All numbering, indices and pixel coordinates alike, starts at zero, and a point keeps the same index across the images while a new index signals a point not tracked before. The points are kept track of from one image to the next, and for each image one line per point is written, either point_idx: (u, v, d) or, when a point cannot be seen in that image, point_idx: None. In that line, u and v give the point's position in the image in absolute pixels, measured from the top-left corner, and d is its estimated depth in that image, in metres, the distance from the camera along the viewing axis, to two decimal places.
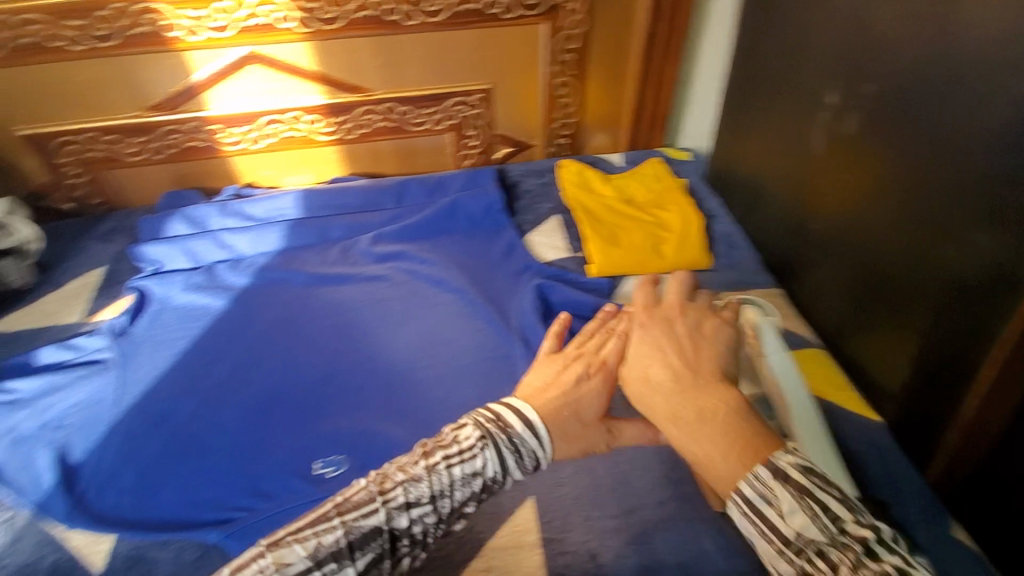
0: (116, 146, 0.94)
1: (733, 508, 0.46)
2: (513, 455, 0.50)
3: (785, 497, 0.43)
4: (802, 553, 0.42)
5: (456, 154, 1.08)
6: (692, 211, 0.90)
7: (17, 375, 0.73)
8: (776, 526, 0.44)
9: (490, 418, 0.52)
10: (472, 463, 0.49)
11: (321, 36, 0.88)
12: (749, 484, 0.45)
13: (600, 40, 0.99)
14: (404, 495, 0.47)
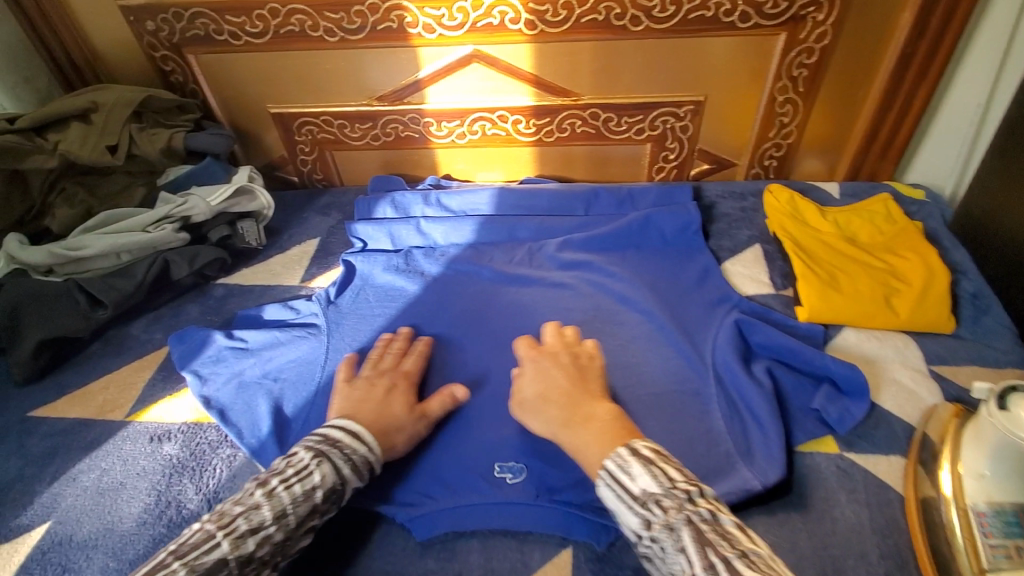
0: (344, 130, 1.03)
1: (601, 482, 0.52)
2: (348, 465, 0.57)
3: (634, 465, 0.51)
4: (647, 506, 0.49)
5: (650, 166, 1.04)
6: (937, 264, 0.78)
7: (250, 329, 0.82)
8: (628, 490, 0.50)
9: (317, 439, 0.58)
10: (310, 479, 0.54)
11: (544, 38, 0.88)
12: (613, 458, 0.53)
13: (842, 55, 0.88)
14: (261, 515, 0.51)
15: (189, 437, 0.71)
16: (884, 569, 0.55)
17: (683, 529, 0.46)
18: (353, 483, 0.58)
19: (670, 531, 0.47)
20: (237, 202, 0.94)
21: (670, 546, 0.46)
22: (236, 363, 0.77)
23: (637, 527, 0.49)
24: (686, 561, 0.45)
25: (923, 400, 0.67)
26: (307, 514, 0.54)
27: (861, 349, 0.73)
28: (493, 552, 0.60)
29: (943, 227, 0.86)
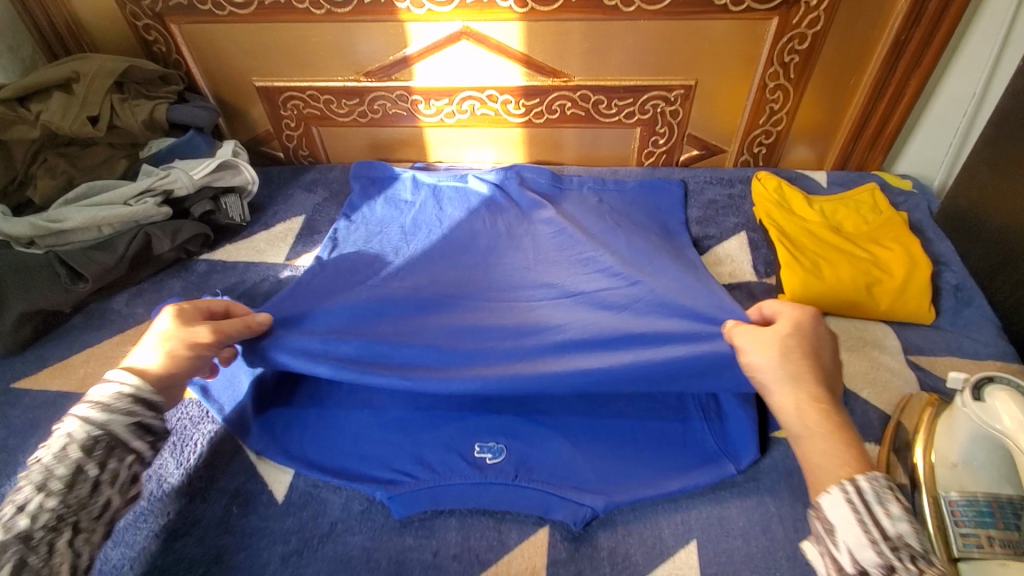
0: (331, 106, 1.02)
1: (839, 497, 0.45)
2: (99, 411, 0.51)
3: (893, 501, 0.44)
4: (898, 555, 0.42)
5: (640, 150, 1.03)
6: (919, 256, 0.78)
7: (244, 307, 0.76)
8: (885, 529, 0.43)
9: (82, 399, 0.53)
10: (59, 440, 0.49)
11: (535, 16, 0.86)
12: (868, 478, 0.45)
13: (833, 44, 0.88)
14: (21, 493, 0.47)
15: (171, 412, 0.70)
16: None
17: None
18: (126, 426, 0.51)
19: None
20: (221, 175, 0.94)
21: None
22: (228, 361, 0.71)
23: (866, 564, 0.42)
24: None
25: (901, 390, 0.67)
26: (75, 472, 0.48)
27: (841, 336, 0.73)
28: (470, 531, 0.59)
29: (928, 219, 0.87)
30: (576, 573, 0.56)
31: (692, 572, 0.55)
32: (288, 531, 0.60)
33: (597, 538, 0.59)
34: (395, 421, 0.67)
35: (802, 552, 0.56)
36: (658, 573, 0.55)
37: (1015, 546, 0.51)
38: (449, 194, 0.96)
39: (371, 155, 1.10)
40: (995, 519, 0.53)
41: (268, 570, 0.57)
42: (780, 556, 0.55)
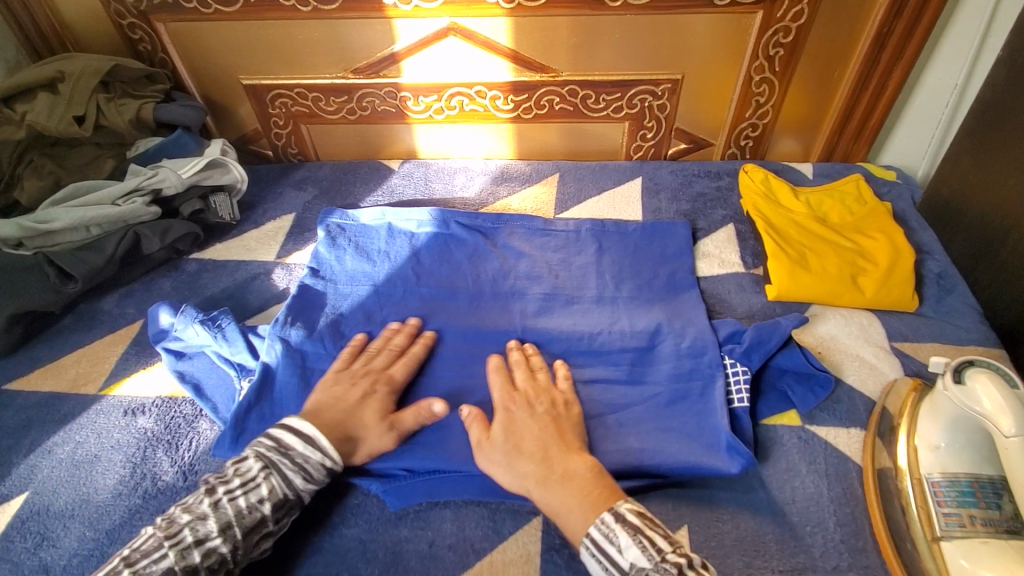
0: (319, 103, 1.02)
1: (585, 548, 0.52)
2: (298, 473, 0.57)
3: (620, 534, 0.51)
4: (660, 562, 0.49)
5: (629, 144, 1.04)
6: (902, 244, 0.80)
7: (230, 315, 0.77)
8: (615, 560, 0.50)
9: (270, 446, 0.58)
10: (257, 492, 0.55)
11: (522, 12, 0.87)
12: (596, 524, 0.52)
13: (818, 36, 0.89)
14: (207, 526, 0.52)
15: (166, 412, 0.71)
16: (841, 536, 0.57)
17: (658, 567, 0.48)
18: (310, 489, 0.58)
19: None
20: (209, 174, 0.93)
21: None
22: (228, 373, 0.73)
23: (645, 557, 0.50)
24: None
25: (886, 375, 0.68)
26: (258, 523, 0.54)
27: (828, 326, 0.74)
28: (465, 523, 0.60)
29: (911, 208, 0.88)
30: (570, 560, 0.57)
31: None
32: None
33: None
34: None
35: (789, 534, 0.57)
36: None
37: (995, 524, 0.53)
38: (420, 216, 0.93)
39: (360, 152, 1.10)
40: (977, 499, 0.55)
41: (265, 564, 0.58)
42: (768, 539, 0.57)
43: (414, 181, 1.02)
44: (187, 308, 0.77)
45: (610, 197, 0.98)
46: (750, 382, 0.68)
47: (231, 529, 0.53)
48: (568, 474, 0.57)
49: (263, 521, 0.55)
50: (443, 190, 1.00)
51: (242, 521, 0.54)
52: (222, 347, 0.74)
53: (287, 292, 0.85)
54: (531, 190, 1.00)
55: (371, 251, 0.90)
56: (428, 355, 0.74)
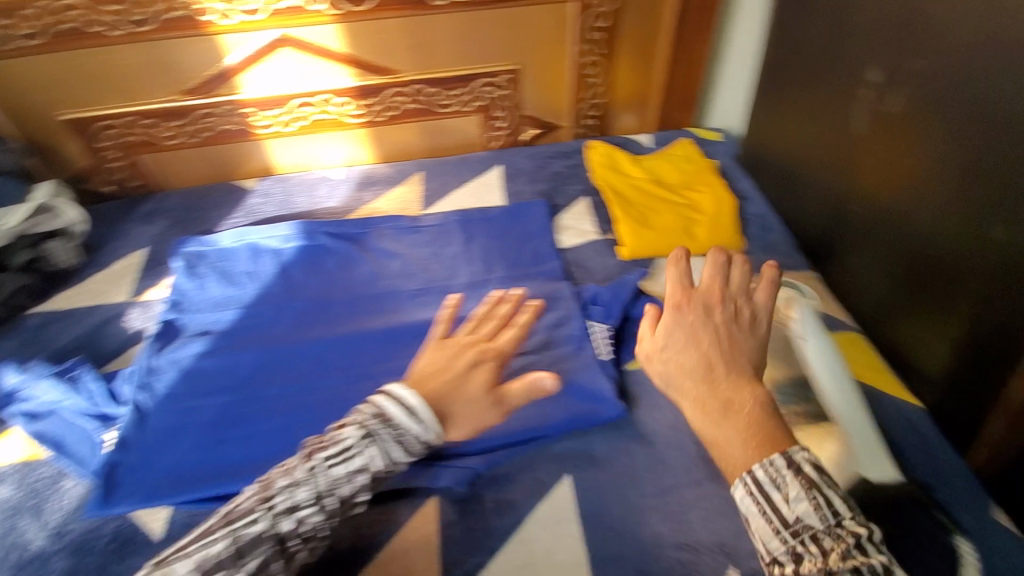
0: (156, 130, 0.96)
1: (740, 482, 0.44)
2: (398, 446, 0.51)
3: (794, 484, 0.43)
4: (801, 538, 0.41)
5: (484, 135, 1.09)
6: (725, 194, 0.91)
7: (87, 364, 0.75)
8: (777, 509, 0.43)
9: (373, 414, 0.52)
10: (355, 461, 0.50)
11: (352, 18, 0.88)
12: (763, 465, 0.44)
13: (631, 18, 0.98)
14: (300, 494, 0.48)
15: (20, 479, 0.66)
16: (699, 452, 0.64)
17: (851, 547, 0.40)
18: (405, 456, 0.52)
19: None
20: (37, 220, 0.86)
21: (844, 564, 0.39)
22: (88, 426, 0.70)
23: (811, 524, 0.42)
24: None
25: None
26: (360, 490, 0.50)
27: (673, 275, 0.84)
28: (361, 520, 0.61)
29: (732, 162, 1.00)
30: (465, 530, 0.60)
31: (570, 502, 0.61)
32: None
33: (482, 494, 0.63)
34: (275, 446, 0.67)
35: (657, 461, 0.64)
36: (539, 511, 0.61)
37: (813, 414, 0.60)
38: (283, 231, 0.92)
39: (213, 177, 1.05)
40: (795, 396, 0.62)
41: None
42: (639, 469, 0.63)
43: (274, 199, 0.99)
44: (37, 364, 0.73)
45: (474, 188, 1.02)
46: (610, 336, 0.75)
47: (323, 499, 0.49)
48: (731, 402, 0.47)
49: (359, 492, 0.50)
50: (306, 203, 0.99)
51: (337, 492, 0.49)
52: (78, 400, 0.70)
53: (145, 330, 0.81)
54: (396, 191, 1.02)
55: (235, 274, 0.87)
56: (308, 368, 0.74)
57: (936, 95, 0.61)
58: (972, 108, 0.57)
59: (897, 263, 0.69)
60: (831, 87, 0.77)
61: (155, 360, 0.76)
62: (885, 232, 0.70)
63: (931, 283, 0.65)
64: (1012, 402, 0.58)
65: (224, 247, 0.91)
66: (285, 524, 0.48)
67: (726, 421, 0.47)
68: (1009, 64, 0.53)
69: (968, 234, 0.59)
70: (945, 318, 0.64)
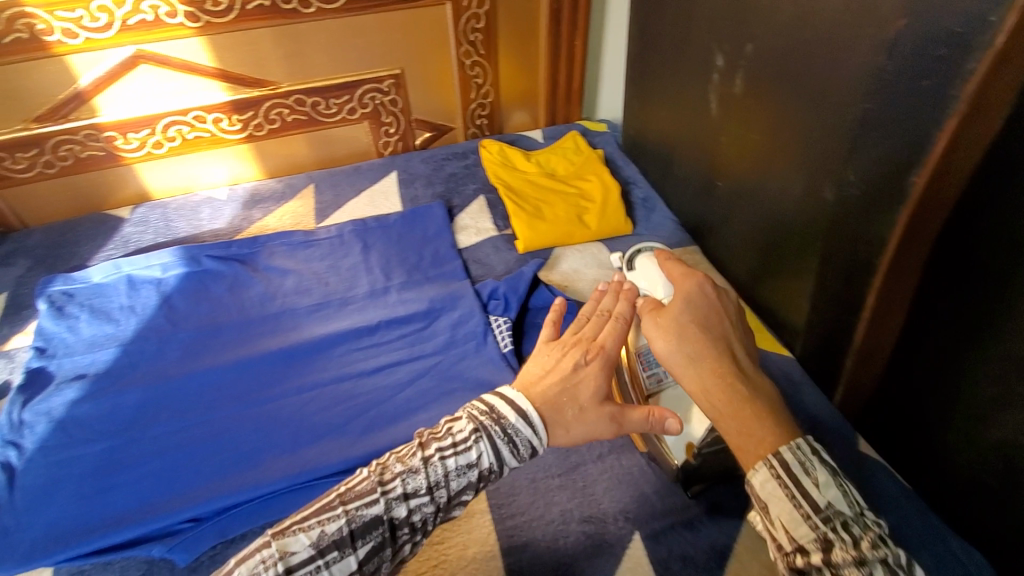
0: (4, 163, 0.88)
1: (764, 465, 0.44)
2: (509, 442, 0.50)
3: (819, 468, 0.44)
4: (831, 525, 0.41)
5: (376, 142, 1.07)
6: (611, 180, 0.95)
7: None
8: (804, 492, 0.43)
9: (483, 410, 0.51)
10: (468, 454, 0.49)
11: (214, 30, 0.84)
12: (790, 449, 0.45)
13: (504, 18, 1.00)
14: (416, 480, 0.47)
15: None
16: None
17: (875, 535, 0.41)
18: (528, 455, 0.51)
19: (857, 563, 0.39)
20: None
21: (869, 548, 0.40)
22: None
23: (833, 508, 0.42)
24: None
25: None
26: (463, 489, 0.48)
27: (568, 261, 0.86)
28: None
29: (617, 150, 1.05)
30: None
31: (478, 494, 0.62)
32: None
33: None
34: (166, 486, 0.63)
35: (561, 442, 0.66)
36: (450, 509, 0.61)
37: None
38: (163, 259, 0.86)
39: (81, 208, 0.97)
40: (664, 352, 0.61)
41: None
42: (545, 453, 0.65)
43: (152, 226, 0.93)
44: None
45: (369, 196, 1.00)
46: (511, 327, 0.77)
47: (437, 490, 0.48)
48: (754, 381, 0.50)
49: (464, 491, 0.49)
50: (188, 227, 0.93)
51: (448, 485, 0.48)
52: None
53: (11, 381, 0.74)
54: (288, 206, 0.98)
55: (111, 310, 0.81)
56: (201, 399, 0.71)
57: (770, 77, 0.67)
58: (800, 85, 0.63)
59: (765, 229, 0.75)
60: (686, 73, 0.81)
61: (20, 413, 0.70)
62: (749, 203, 0.76)
63: (789, 247, 0.71)
64: (860, 347, 0.64)
65: (97, 282, 0.84)
66: (400, 510, 0.46)
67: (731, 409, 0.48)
68: (822, 43, 0.59)
69: (811, 197, 0.66)
70: (801, 275, 0.71)
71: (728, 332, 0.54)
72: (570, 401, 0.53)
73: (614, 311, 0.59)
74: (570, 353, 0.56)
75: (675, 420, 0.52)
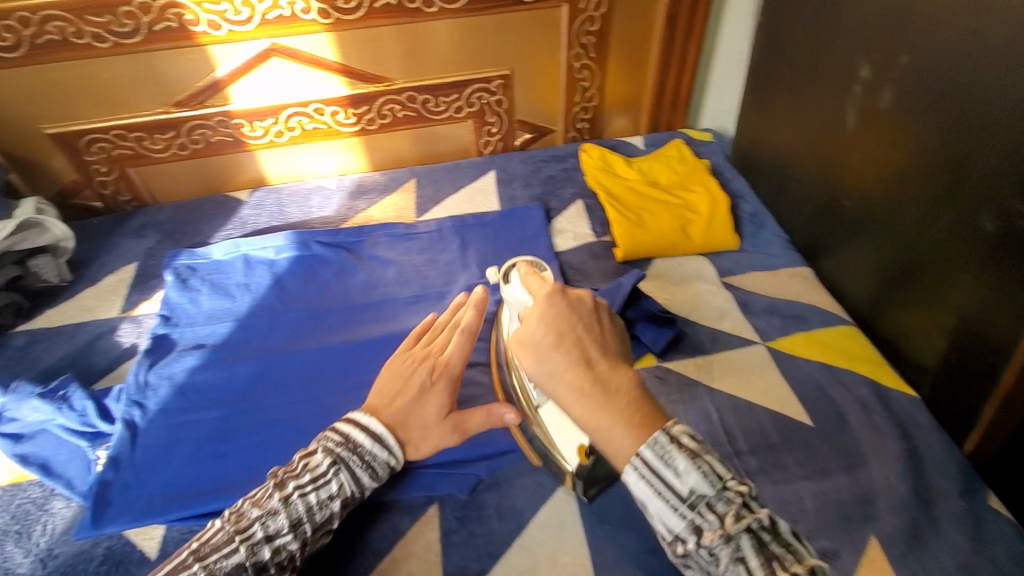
0: (144, 143, 0.95)
1: (630, 467, 0.45)
2: (365, 470, 0.56)
3: (677, 458, 0.44)
4: (695, 510, 0.44)
5: (477, 141, 1.08)
6: (719, 193, 0.92)
7: (75, 383, 0.72)
8: (670, 487, 0.44)
9: (339, 441, 0.57)
10: (328, 488, 0.54)
11: (342, 26, 0.88)
12: (648, 444, 0.45)
13: (619, 22, 0.98)
14: (280, 519, 0.52)
15: (9, 500, 0.64)
16: None
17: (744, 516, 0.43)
18: (372, 480, 0.57)
19: (726, 541, 0.42)
20: (24, 237, 0.85)
21: (733, 527, 0.43)
22: (78, 445, 0.68)
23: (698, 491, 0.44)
24: (744, 573, 0.42)
25: (720, 306, 0.79)
26: (327, 520, 0.54)
27: (668, 274, 0.84)
28: (361, 532, 0.60)
29: (724, 161, 1.01)
30: (467, 538, 0.59)
31: (569, 505, 0.61)
32: None
33: (484, 500, 0.62)
34: (272, 459, 0.65)
35: None
36: (542, 515, 0.60)
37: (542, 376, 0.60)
38: (276, 242, 0.91)
39: (203, 189, 1.04)
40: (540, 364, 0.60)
41: None
42: None
43: (267, 210, 0.99)
44: (21, 383, 0.71)
45: (467, 194, 1.01)
46: None
47: (300, 526, 0.53)
48: (606, 381, 0.48)
49: (331, 518, 0.55)
50: (299, 213, 0.98)
51: (312, 518, 0.53)
52: (68, 418, 0.69)
53: (138, 345, 0.80)
54: (390, 198, 1.01)
55: (228, 286, 0.86)
56: (306, 378, 0.74)
57: (922, 93, 0.62)
58: (960, 103, 0.58)
59: (893, 256, 0.70)
60: (823, 84, 0.78)
61: (145, 376, 0.74)
62: (878, 227, 0.71)
63: (924, 278, 0.66)
64: (1006, 393, 0.58)
65: (217, 259, 0.90)
66: (264, 552, 0.51)
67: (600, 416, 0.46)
68: (996, 58, 0.54)
69: (958, 226, 0.60)
70: (933, 307, 0.65)
71: (607, 340, 0.51)
72: (415, 417, 0.59)
73: (462, 325, 0.64)
74: (421, 370, 0.62)
75: (512, 413, 0.60)
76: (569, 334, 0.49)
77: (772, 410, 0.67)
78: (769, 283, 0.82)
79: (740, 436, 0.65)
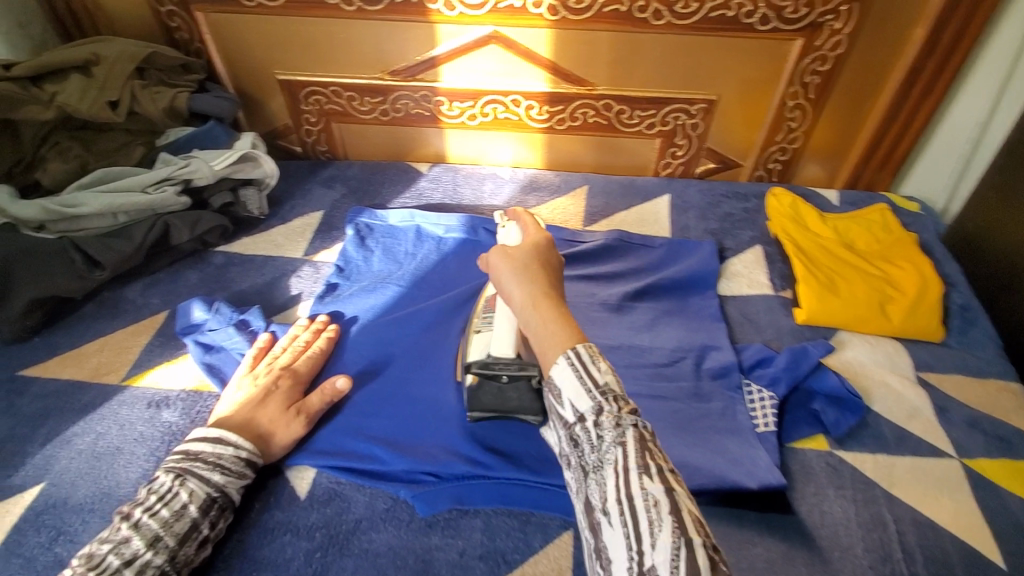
0: (352, 103, 1.02)
1: (564, 358, 0.51)
2: (216, 471, 0.59)
3: (602, 361, 0.51)
4: (605, 397, 0.49)
5: (658, 160, 1.05)
6: (929, 275, 0.82)
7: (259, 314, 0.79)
8: (590, 378, 0.50)
9: (177, 456, 0.59)
10: (178, 499, 0.56)
11: (566, 24, 0.88)
12: (583, 347, 0.52)
13: (852, 68, 0.90)
14: (135, 543, 0.53)
15: (191, 407, 0.71)
16: (869, 561, 0.58)
17: (627, 433, 0.48)
18: (234, 479, 0.60)
19: (615, 429, 0.48)
20: (241, 167, 0.93)
21: (610, 440, 0.48)
22: None
23: (605, 395, 0.50)
24: (620, 455, 0.47)
25: (911, 402, 0.71)
26: (190, 529, 0.56)
27: (854, 352, 0.76)
28: (497, 534, 0.60)
29: (935, 240, 0.90)
30: None
31: None
32: (312, 526, 0.61)
33: None
34: (413, 430, 0.67)
35: (818, 559, 0.58)
36: None
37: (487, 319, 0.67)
38: (449, 221, 0.93)
39: (390, 153, 1.09)
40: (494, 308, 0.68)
41: (292, 566, 0.58)
42: (797, 561, 0.58)
43: (443, 185, 1.02)
44: (221, 306, 0.78)
45: (638, 212, 0.98)
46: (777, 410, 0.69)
47: (160, 541, 0.54)
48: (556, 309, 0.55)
49: (195, 526, 0.56)
50: (472, 196, 1.00)
51: (172, 531, 0.54)
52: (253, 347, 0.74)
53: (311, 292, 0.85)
54: (559, 201, 1.01)
55: (398, 253, 0.89)
56: (449, 360, 0.74)
57: None
58: None
59: None
60: None
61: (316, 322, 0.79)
62: None
63: None
64: None
65: (392, 225, 0.94)
66: None
67: (552, 325, 0.54)
68: None
69: None
70: None
71: (558, 271, 0.60)
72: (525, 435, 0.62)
73: None
74: None
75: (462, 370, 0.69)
76: (539, 263, 0.58)
77: (962, 540, 0.60)
78: (973, 393, 0.73)
79: (918, 558, 0.58)
